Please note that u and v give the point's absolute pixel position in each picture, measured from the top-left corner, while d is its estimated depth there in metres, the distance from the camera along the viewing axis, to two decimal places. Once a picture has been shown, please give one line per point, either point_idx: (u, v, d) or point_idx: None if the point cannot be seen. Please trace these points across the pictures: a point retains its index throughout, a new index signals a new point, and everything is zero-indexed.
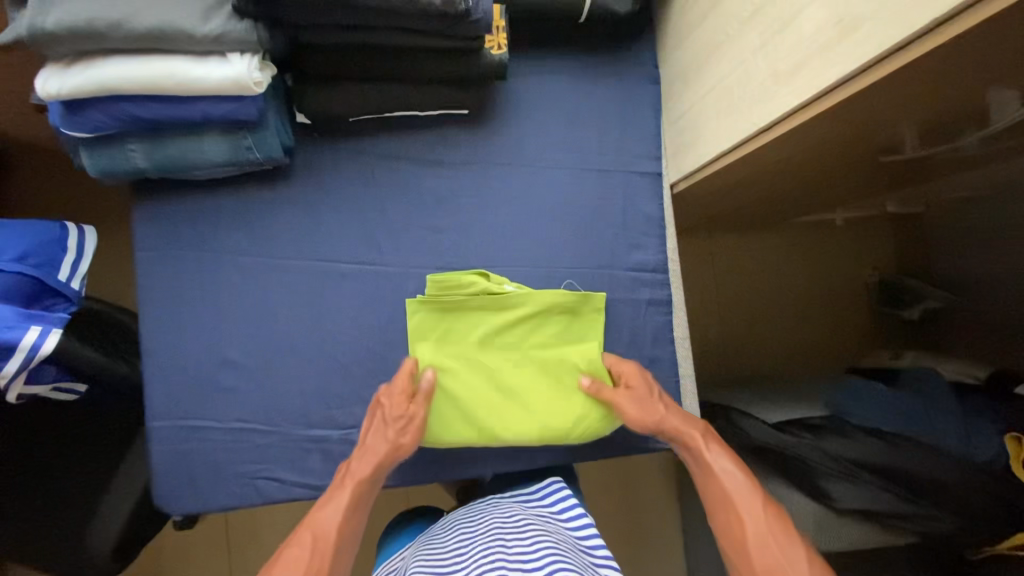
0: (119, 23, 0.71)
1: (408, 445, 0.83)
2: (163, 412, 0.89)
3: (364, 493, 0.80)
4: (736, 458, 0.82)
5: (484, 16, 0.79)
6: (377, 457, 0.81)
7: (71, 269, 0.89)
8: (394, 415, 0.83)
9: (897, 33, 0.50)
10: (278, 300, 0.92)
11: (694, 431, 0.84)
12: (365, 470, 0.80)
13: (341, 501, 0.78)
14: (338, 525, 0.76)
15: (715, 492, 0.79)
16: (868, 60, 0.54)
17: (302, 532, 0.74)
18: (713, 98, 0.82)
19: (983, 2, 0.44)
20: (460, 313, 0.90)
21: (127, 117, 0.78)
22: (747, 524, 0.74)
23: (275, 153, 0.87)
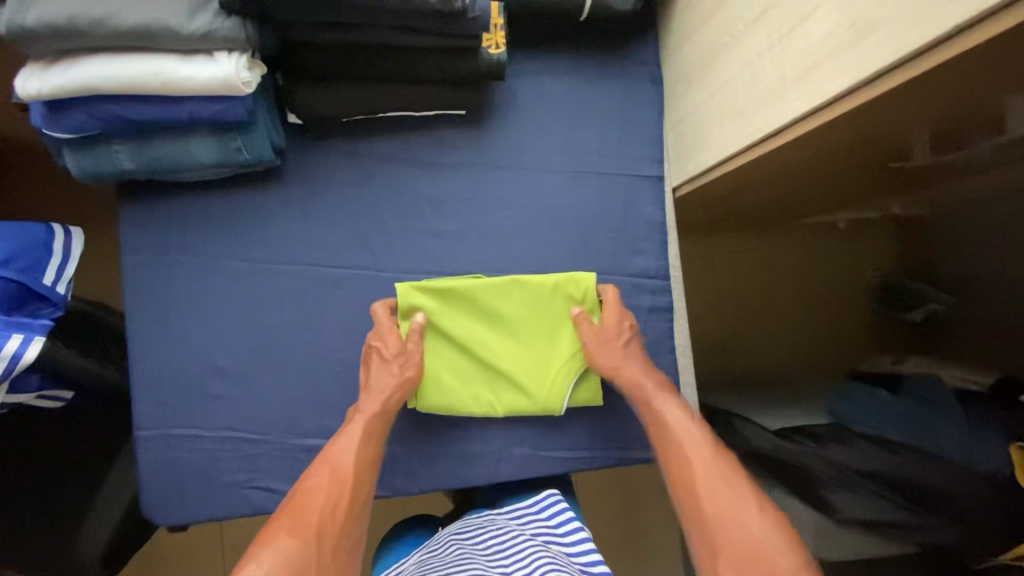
0: (101, 21, 0.68)
1: (412, 380, 0.85)
2: (152, 420, 0.87)
3: (376, 428, 0.82)
4: (690, 410, 0.83)
5: (482, 14, 0.77)
6: (386, 393, 0.83)
7: (57, 272, 0.86)
8: (390, 353, 0.85)
9: (917, 37, 0.47)
10: (268, 306, 0.89)
11: (644, 385, 0.85)
12: (373, 405, 0.82)
13: (355, 436, 0.80)
14: (357, 456, 0.78)
15: (672, 443, 0.79)
16: (882, 69, 0.51)
17: (322, 466, 0.76)
18: (718, 100, 0.79)
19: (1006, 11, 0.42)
20: (460, 300, 0.88)
21: (111, 118, 0.76)
22: (699, 471, 0.75)
23: (265, 154, 0.84)
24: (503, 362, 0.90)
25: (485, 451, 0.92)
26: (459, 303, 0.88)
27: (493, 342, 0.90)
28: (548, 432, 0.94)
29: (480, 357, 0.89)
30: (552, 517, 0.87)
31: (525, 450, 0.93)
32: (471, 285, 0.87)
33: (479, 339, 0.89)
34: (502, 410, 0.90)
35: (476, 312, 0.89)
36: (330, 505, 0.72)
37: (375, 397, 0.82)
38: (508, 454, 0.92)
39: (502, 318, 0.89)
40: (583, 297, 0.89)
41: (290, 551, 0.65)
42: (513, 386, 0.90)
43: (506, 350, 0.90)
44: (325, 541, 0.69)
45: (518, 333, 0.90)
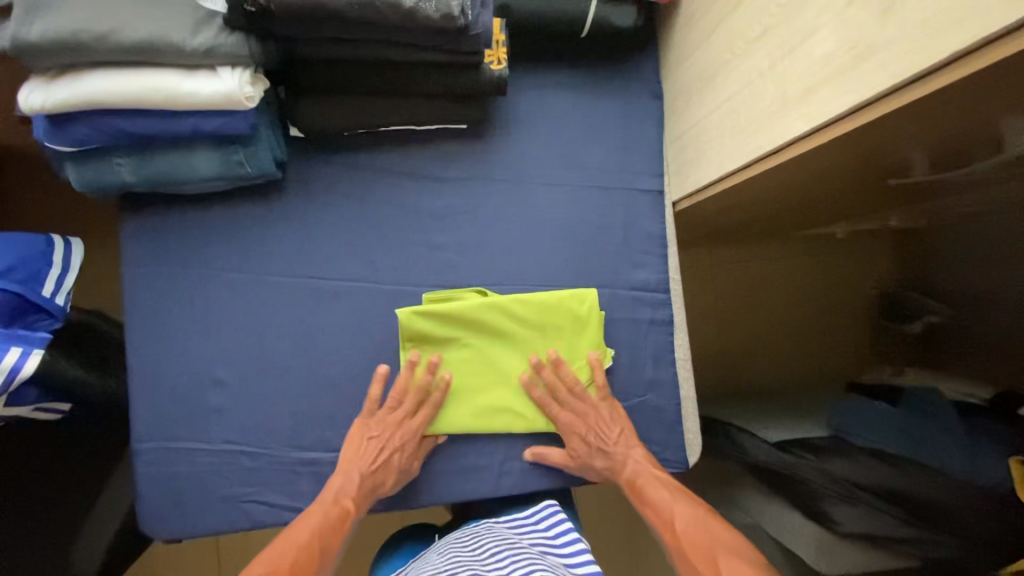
0: (105, 36, 0.69)
1: (396, 488, 0.87)
2: (150, 432, 0.86)
3: (355, 515, 0.83)
4: (674, 487, 0.86)
5: (485, 31, 0.78)
6: (382, 484, 0.85)
7: (56, 284, 0.87)
8: (400, 454, 0.86)
9: (919, 61, 0.48)
10: (269, 317, 0.89)
11: (632, 475, 0.88)
12: (354, 491, 0.83)
13: (318, 519, 0.80)
14: (330, 533, 0.79)
15: (659, 521, 0.83)
16: (874, 96, 0.52)
17: (299, 538, 0.77)
18: (718, 117, 0.80)
19: (992, 43, 0.42)
20: (459, 324, 0.88)
21: (113, 131, 0.76)
22: (687, 546, 0.78)
23: (267, 168, 0.84)
24: (503, 379, 0.90)
25: (484, 465, 0.91)
26: (461, 324, 0.88)
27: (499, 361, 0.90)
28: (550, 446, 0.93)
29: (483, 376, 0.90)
30: (550, 531, 0.86)
31: (524, 463, 0.92)
32: (477, 314, 0.87)
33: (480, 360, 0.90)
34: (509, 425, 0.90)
35: (478, 334, 0.89)
36: None
37: (361, 484, 0.84)
38: (508, 468, 0.92)
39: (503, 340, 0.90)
40: (586, 312, 0.90)
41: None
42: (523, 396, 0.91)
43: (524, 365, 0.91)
44: None
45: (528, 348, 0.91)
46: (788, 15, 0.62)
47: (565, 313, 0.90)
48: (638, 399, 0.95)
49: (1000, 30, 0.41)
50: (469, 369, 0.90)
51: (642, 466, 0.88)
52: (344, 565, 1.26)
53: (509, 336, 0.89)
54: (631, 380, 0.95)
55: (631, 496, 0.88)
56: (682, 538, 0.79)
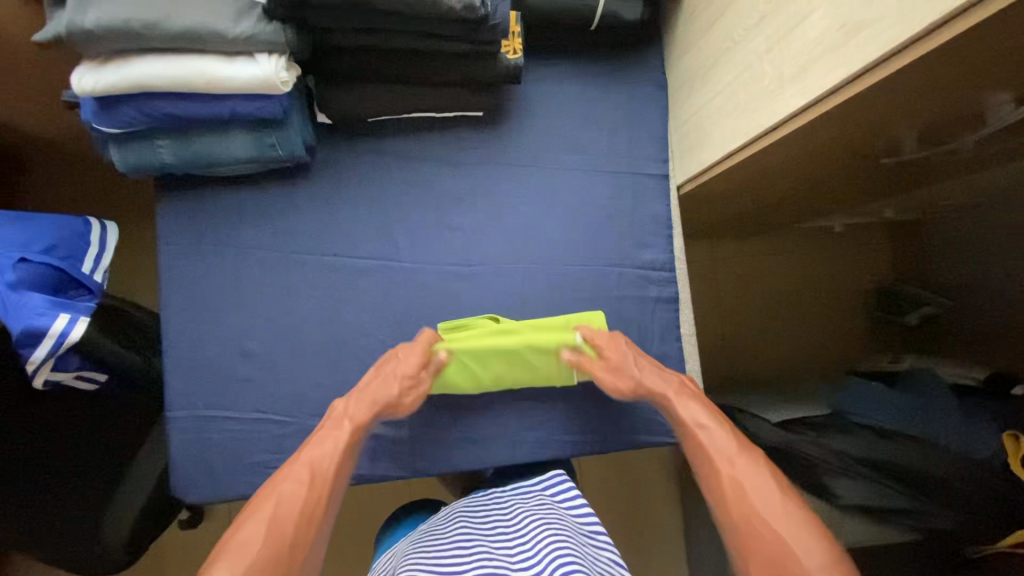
0: (154, 24, 0.74)
1: (410, 404, 0.86)
2: (183, 402, 0.91)
3: (355, 438, 0.80)
4: (713, 409, 0.81)
5: (502, 21, 0.84)
6: (383, 400, 0.83)
7: (95, 261, 0.93)
8: (405, 375, 0.84)
9: (893, 38, 0.53)
10: (296, 292, 0.94)
11: (667, 393, 0.84)
12: (360, 412, 0.82)
13: (328, 442, 0.78)
14: (338, 460, 0.77)
15: (701, 457, 0.77)
16: (858, 71, 0.57)
17: (298, 468, 0.74)
18: (719, 101, 0.85)
19: (960, 17, 0.48)
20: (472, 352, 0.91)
21: (157, 114, 0.81)
22: (725, 472, 0.73)
23: (297, 150, 0.90)
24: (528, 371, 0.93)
25: (499, 435, 0.96)
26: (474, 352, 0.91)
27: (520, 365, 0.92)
28: (561, 417, 0.98)
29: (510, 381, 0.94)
30: (557, 493, 0.90)
31: (539, 434, 0.97)
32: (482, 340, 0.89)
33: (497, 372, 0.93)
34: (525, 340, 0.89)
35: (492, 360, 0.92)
36: (292, 510, 0.69)
37: (365, 404, 0.82)
38: (523, 437, 0.97)
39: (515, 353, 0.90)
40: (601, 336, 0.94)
41: (263, 561, 0.64)
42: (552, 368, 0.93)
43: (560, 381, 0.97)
44: (289, 553, 0.66)
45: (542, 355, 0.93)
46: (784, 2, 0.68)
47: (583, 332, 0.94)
48: None
49: (956, 9, 0.47)
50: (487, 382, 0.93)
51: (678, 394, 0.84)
52: (355, 539, 1.30)
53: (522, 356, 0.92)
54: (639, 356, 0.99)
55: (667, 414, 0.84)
56: (720, 461, 0.74)
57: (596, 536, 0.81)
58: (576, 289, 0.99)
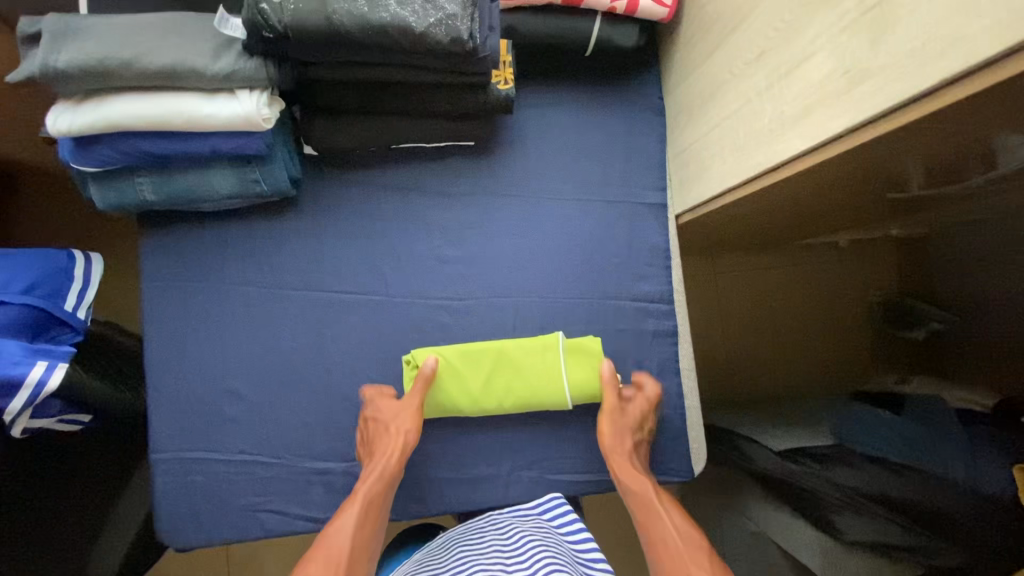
0: (130, 63, 0.72)
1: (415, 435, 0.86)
2: (167, 444, 0.89)
3: (378, 500, 0.82)
4: (679, 511, 0.83)
5: (492, 53, 0.80)
6: (388, 454, 0.83)
7: (77, 298, 0.90)
8: (389, 420, 0.85)
9: (893, 95, 0.50)
10: (283, 330, 0.92)
11: (636, 485, 0.86)
12: (375, 477, 0.83)
13: (352, 515, 0.79)
14: (358, 530, 0.77)
15: (658, 554, 0.78)
16: (857, 123, 0.54)
17: (321, 548, 0.75)
18: (718, 134, 0.82)
19: (962, 79, 0.44)
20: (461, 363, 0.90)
21: (136, 152, 0.79)
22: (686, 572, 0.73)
23: (282, 185, 0.87)
24: (520, 381, 0.91)
25: (492, 474, 0.94)
26: (464, 365, 0.90)
27: (512, 373, 0.91)
28: (556, 456, 0.95)
29: (502, 398, 0.91)
30: (554, 518, 0.87)
31: (533, 473, 0.95)
32: (472, 347, 0.91)
33: (490, 386, 0.90)
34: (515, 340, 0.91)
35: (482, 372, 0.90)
36: None
37: (377, 468, 0.83)
38: (517, 477, 0.94)
39: (506, 358, 0.91)
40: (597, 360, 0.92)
41: None
42: (545, 375, 0.90)
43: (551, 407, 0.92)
44: None
45: (534, 372, 0.91)
46: (784, 40, 0.64)
47: (579, 356, 0.92)
48: None
49: (961, 71, 0.43)
50: (482, 397, 0.90)
51: (639, 480, 0.86)
52: None
53: (514, 370, 0.91)
54: None
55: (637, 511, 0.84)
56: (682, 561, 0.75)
57: (594, 565, 0.78)
58: (571, 324, 0.96)
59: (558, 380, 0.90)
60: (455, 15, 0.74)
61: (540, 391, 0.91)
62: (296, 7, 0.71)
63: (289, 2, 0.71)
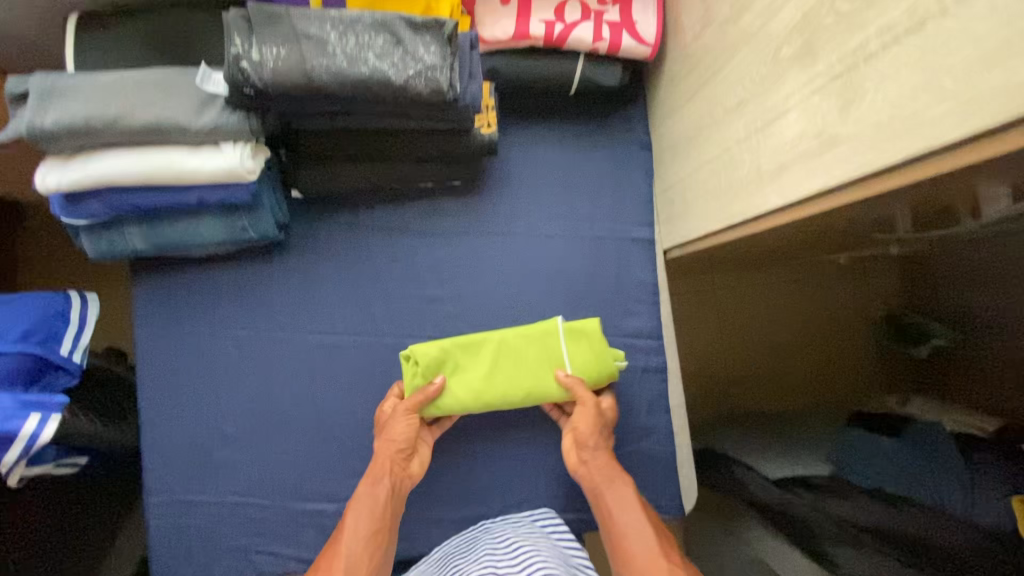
0: (115, 120, 0.73)
1: (411, 438, 0.85)
2: (162, 487, 0.90)
3: (383, 509, 0.82)
4: (649, 519, 0.83)
5: (473, 101, 0.80)
6: (389, 460, 0.84)
7: (74, 341, 0.91)
8: (390, 427, 0.85)
9: (859, 164, 0.49)
10: (272, 372, 0.93)
11: (608, 490, 0.85)
12: (376, 487, 0.83)
13: (355, 529, 0.80)
14: (363, 544, 0.79)
15: (626, 560, 0.79)
16: (828, 187, 0.54)
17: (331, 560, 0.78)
18: (701, 176, 0.82)
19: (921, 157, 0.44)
20: (460, 356, 0.88)
21: (125, 206, 0.80)
22: None
23: (269, 231, 0.88)
24: (523, 372, 0.87)
25: (483, 513, 0.95)
26: (465, 356, 0.88)
27: (515, 365, 0.87)
28: (546, 494, 0.96)
29: (506, 391, 0.87)
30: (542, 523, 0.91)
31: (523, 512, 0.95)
32: (472, 340, 0.87)
33: (493, 379, 0.87)
34: (514, 331, 0.88)
35: (483, 364, 0.87)
36: None
37: (378, 476, 0.84)
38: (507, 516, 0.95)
39: (508, 349, 0.87)
40: (600, 344, 0.89)
41: None
42: (546, 363, 0.88)
43: (555, 399, 0.88)
44: None
45: (537, 362, 0.88)
46: (760, 94, 0.64)
47: (577, 342, 0.88)
48: (632, 448, 0.97)
49: (926, 150, 0.42)
50: (487, 390, 0.86)
51: (614, 484, 0.85)
52: None
53: (515, 361, 0.87)
54: (625, 428, 0.97)
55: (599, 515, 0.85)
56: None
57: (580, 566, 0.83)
58: None
59: (562, 367, 0.88)
60: (435, 66, 0.74)
61: (543, 380, 0.87)
62: (276, 64, 0.71)
63: (269, 59, 0.71)
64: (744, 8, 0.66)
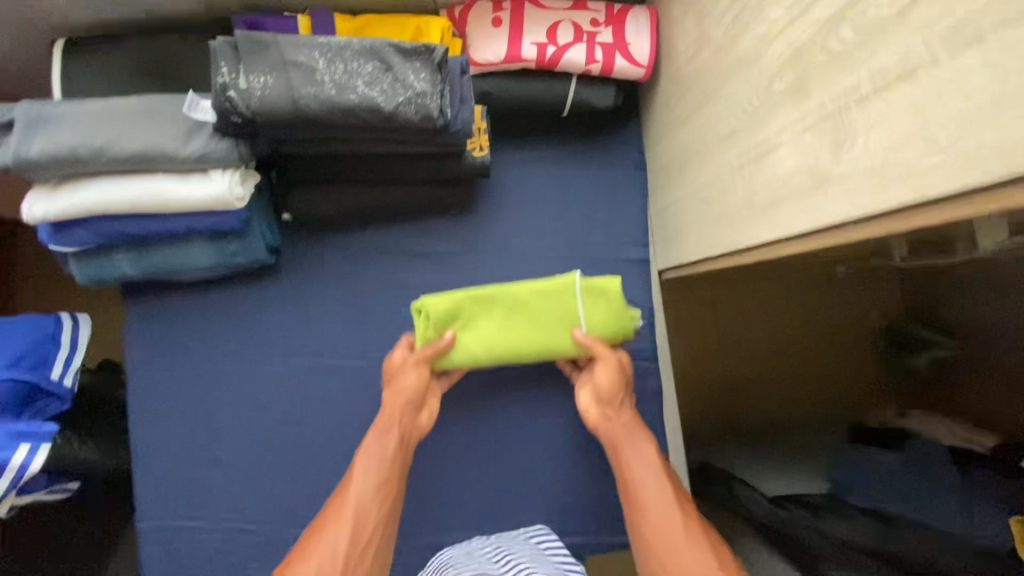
0: (101, 150, 0.72)
1: (421, 388, 0.82)
2: (155, 513, 0.90)
3: (393, 459, 0.79)
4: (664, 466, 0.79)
5: (464, 125, 0.79)
6: (398, 410, 0.81)
7: (65, 366, 0.90)
8: (401, 378, 0.82)
9: (853, 207, 0.48)
10: (264, 397, 0.92)
11: (626, 441, 0.81)
12: (384, 438, 0.80)
13: (363, 476, 0.77)
14: (372, 492, 0.75)
15: (645, 505, 0.75)
16: (821, 227, 0.53)
17: (335, 507, 0.74)
18: (695, 201, 0.81)
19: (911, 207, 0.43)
20: (473, 309, 0.83)
21: (113, 233, 0.80)
22: (669, 532, 0.71)
23: (260, 256, 0.87)
24: (538, 329, 0.83)
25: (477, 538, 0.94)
26: (478, 309, 0.83)
27: (530, 320, 0.83)
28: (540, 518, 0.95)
29: (519, 345, 0.83)
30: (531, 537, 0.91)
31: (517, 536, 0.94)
32: (485, 292, 0.83)
33: (504, 334, 0.83)
34: (528, 282, 0.83)
35: (496, 316, 0.83)
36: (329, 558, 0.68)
37: (386, 426, 0.81)
38: None
39: (521, 302, 0.82)
40: (620, 303, 0.84)
41: None
42: (563, 320, 0.83)
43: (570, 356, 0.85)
44: None
45: (553, 319, 0.83)
46: (753, 124, 0.63)
47: (596, 300, 0.83)
48: None
49: (918, 199, 0.42)
50: (500, 346, 0.83)
51: (632, 434, 0.82)
52: None
53: (530, 316, 0.83)
54: None
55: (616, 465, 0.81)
56: (662, 517, 0.73)
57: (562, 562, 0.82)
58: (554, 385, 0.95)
59: (580, 325, 0.83)
60: (425, 92, 0.73)
61: (559, 338, 0.83)
62: (263, 94, 0.70)
63: (256, 88, 0.70)
64: (736, 37, 0.65)
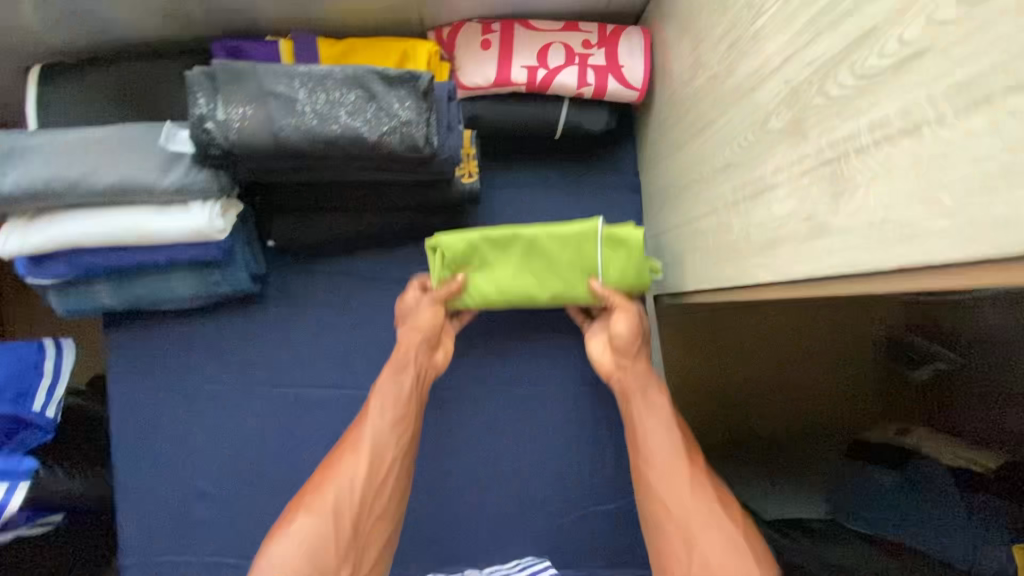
0: (77, 183, 0.70)
1: (437, 329, 0.82)
2: (141, 546, 0.89)
3: (405, 404, 0.78)
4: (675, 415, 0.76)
5: (452, 153, 0.77)
6: (412, 350, 0.80)
7: (48, 394, 0.86)
8: (416, 320, 0.81)
9: (852, 261, 0.46)
10: (250, 428, 0.90)
11: (638, 384, 0.79)
12: (395, 381, 0.79)
13: (376, 419, 0.76)
14: (382, 437, 0.76)
15: (653, 448, 0.74)
16: (819, 276, 0.50)
17: (344, 450, 0.74)
18: (690, 231, 0.78)
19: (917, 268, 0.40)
20: (488, 250, 0.81)
21: (91, 266, 0.78)
22: (675, 479, 0.70)
23: (243, 285, 0.85)
24: (553, 275, 0.81)
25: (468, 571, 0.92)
26: (493, 251, 0.81)
27: (545, 266, 0.81)
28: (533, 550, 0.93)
29: (534, 290, 0.82)
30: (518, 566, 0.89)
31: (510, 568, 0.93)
32: (502, 235, 0.80)
33: (521, 280, 0.82)
34: (546, 227, 0.79)
35: (511, 261, 0.82)
36: (339, 500, 0.70)
37: (399, 370, 0.79)
38: None
39: (538, 247, 0.80)
40: (640, 258, 0.79)
41: (312, 537, 0.66)
42: (578, 268, 0.81)
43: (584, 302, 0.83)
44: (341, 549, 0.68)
45: (569, 266, 0.81)
46: (749, 162, 0.61)
47: (614, 251, 0.79)
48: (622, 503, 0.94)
49: (921, 260, 0.39)
50: (513, 289, 0.82)
51: (647, 380, 0.79)
52: None
53: (545, 262, 0.81)
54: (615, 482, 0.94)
55: (626, 408, 0.80)
56: (671, 464, 0.72)
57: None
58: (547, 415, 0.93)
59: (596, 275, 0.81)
60: (409, 121, 0.70)
61: (573, 286, 0.82)
62: (241, 127, 0.68)
63: (235, 120, 0.68)
64: (732, 68, 0.63)
